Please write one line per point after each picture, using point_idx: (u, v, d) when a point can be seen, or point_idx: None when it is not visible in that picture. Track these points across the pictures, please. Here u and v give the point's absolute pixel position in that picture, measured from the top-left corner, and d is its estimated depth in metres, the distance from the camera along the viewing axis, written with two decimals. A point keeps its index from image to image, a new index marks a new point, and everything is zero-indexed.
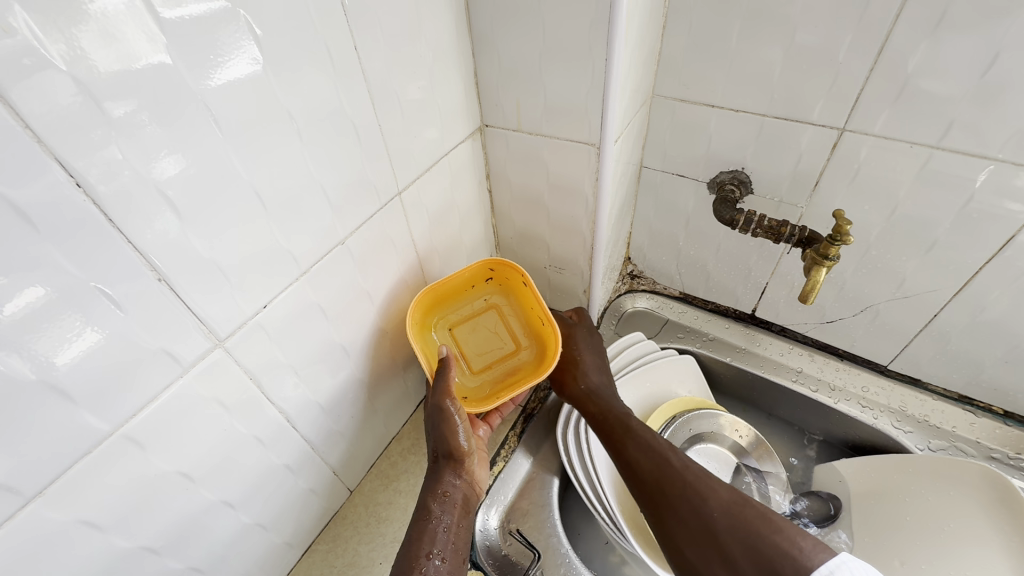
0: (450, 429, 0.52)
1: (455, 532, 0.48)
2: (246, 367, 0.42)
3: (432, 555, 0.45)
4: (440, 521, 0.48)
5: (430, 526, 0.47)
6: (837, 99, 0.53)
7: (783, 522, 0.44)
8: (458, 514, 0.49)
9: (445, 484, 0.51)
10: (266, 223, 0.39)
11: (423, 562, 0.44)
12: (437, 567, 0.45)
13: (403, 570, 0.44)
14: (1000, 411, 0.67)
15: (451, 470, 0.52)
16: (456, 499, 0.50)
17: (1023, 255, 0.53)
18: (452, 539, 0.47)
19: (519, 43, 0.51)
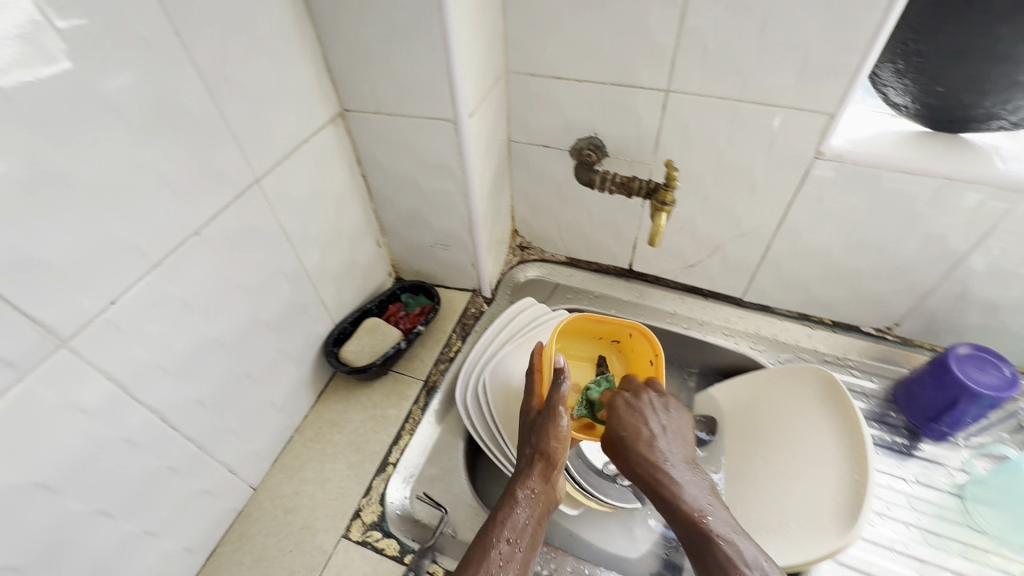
0: (552, 428, 0.55)
1: (536, 527, 0.51)
2: (101, 367, 0.41)
3: (509, 540, 0.49)
4: (520, 514, 0.51)
5: (512, 515, 0.51)
6: (657, 64, 0.60)
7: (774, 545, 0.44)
8: (539, 511, 0.52)
9: (532, 480, 0.54)
10: (101, 216, 0.39)
11: (500, 544, 0.48)
12: (511, 551, 0.48)
13: (478, 547, 0.48)
14: (829, 322, 0.79)
15: (541, 470, 0.54)
16: (540, 498, 0.53)
17: (818, 185, 0.63)
18: (531, 531, 0.50)
19: (364, 26, 0.53)
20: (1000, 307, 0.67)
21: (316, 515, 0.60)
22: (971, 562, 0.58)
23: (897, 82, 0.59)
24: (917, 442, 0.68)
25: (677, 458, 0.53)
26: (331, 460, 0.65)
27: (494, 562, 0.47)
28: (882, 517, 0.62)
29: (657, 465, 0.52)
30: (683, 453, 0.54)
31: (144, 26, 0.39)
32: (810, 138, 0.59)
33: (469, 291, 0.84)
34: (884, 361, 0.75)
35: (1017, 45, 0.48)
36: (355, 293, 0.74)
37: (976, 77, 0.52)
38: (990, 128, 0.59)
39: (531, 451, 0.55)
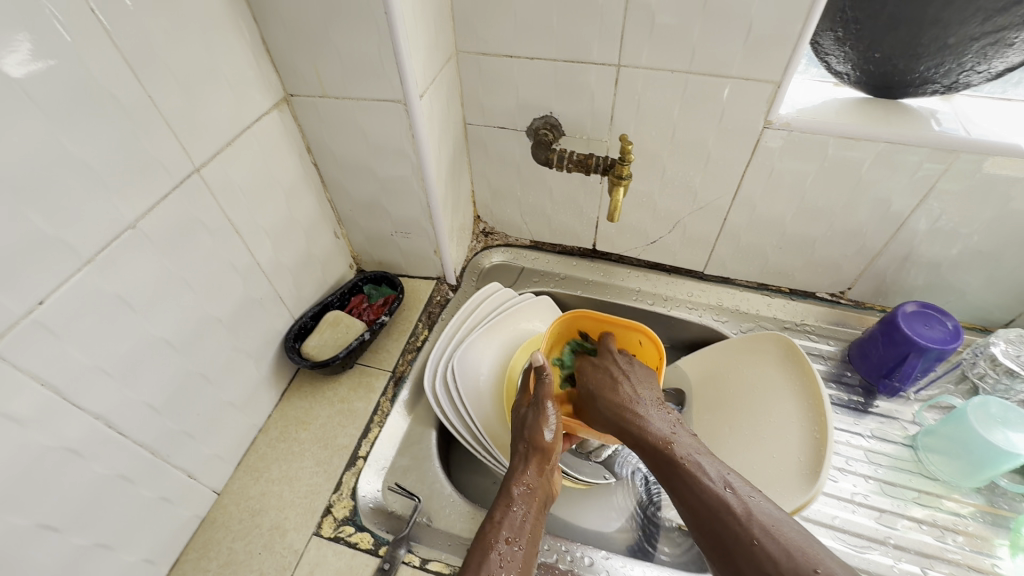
0: (540, 420, 0.57)
1: (534, 522, 0.52)
2: (31, 372, 0.38)
3: (509, 539, 0.49)
4: (517, 512, 0.52)
5: (510, 511, 0.51)
6: (606, 39, 0.60)
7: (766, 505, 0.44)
8: (534, 508, 0.53)
9: (526, 475, 0.54)
10: (20, 210, 0.36)
11: (499, 544, 0.48)
12: (512, 551, 0.48)
13: (479, 545, 0.49)
14: (786, 290, 0.82)
15: (535, 466, 0.55)
16: (534, 493, 0.54)
17: (769, 155, 0.64)
18: (529, 527, 0.51)
19: (302, 5, 0.51)
20: (942, 265, 0.70)
21: (285, 515, 0.59)
22: (924, 507, 0.61)
23: (838, 50, 0.60)
24: (872, 399, 0.71)
25: (646, 397, 0.58)
26: (298, 459, 0.63)
27: (496, 563, 0.47)
28: (843, 472, 0.64)
29: (630, 410, 0.57)
30: (654, 394, 0.59)
31: (55, 4, 0.36)
32: (758, 108, 0.61)
33: (433, 279, 0.82)
34: (839, 324, 0.78)
35: (945, 9, 0.50)
36: (314, 287, 0.72)
37: (910, 42, 0.54)
38: (925, 93, 0.61)
39: (524, 446, 0.56)
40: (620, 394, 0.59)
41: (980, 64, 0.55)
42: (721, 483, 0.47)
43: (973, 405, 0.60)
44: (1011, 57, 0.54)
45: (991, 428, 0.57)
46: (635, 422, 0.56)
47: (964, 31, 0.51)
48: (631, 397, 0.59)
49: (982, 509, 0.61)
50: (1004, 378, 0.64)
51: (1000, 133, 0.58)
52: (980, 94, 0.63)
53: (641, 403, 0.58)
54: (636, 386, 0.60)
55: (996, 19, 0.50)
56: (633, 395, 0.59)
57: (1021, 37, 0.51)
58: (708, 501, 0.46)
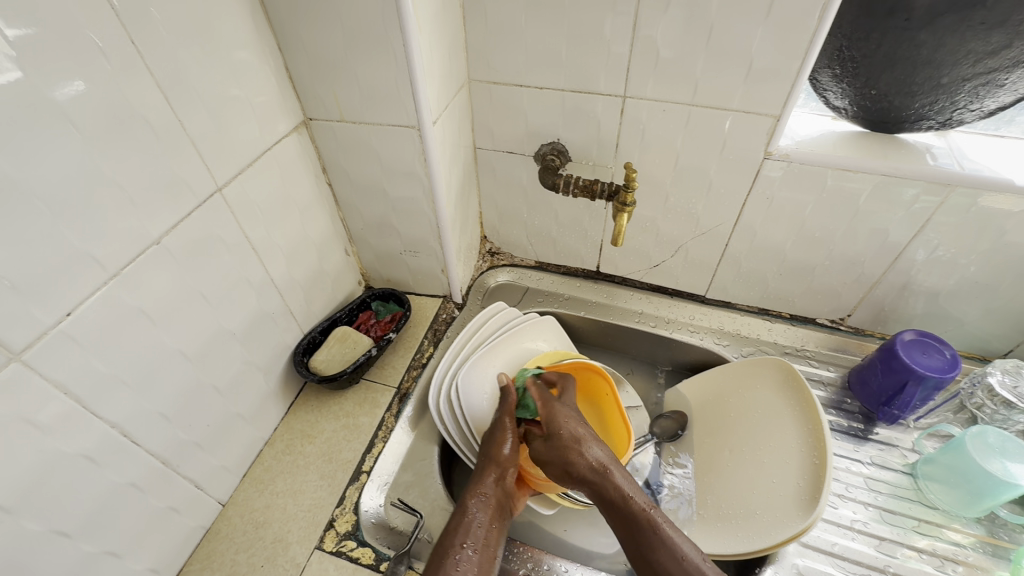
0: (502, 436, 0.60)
1: (489, 530, 0.54)
2: (57, 381, 0.40)
3: (466, 544, 0.51)
4: (473, 518, 0.54)
5: (467, 521, 0.53)
6: (613, 71, 0.62)
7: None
8: (490, 514, 0.55)
9: (483, 485, 0.56)
10: (58, 226, 0.38)
11: (457, 550, 0.51)
12: (469, 557, 0.50)
13: (439, 554, 0.51)
14: (786, 316, 0.83)
15: (493, 475, 0.57)
16: (490, 502, 0.55)
17: (769, 184, 0.66)
18: (484, 534, 0.53)
19: (325, 36, 0.54)
20: (940, 294, 0.71)
21: (288, 528, 0.59)
22: (924, 536, 0.61)
23: (835, 86, 0.63)
24: (872, 426, 0.71)
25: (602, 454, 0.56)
26: (302, 472, 0.64)
27: (451, 567, 0.49)
28: (842, 499, 0.65)
29: (601, 470, 0.54)
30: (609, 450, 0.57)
31: (96, 33, 0.38)
32: (759, 140, 0.63)
33: (440, 297, 0.84)
34: (839, 350, 0.79)
35: (938, 50, 0.53)
36: (324, 303, 0.74)
37: (904, 80, 0.57)
38: (920, 128, 0.63)
39: (486, 459, 0.59)
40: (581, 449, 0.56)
41: (973, 102, 0.57)
42: (696, 556, 0.48)
43: (970, 435, 0.60)
44: (1003, 97, 0.57)
45: (989, 458, 0.58)
46: (605, 480, 0.54)
47: (957, 72, 0.54)
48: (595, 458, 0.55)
49: (982, 539, 0.61)
50: (1002, 409, 0.64)
51: (992, 168, 0.59)
52: (973, 129, 0.65)
53: (603, 463, 0.55)
54: (592, 442, 0.57)
55: (987, 62, 0.52)
56: (596, 451, 0.56)
57: (1011, 78, 0.54)
58: (682, 572, 0.47)
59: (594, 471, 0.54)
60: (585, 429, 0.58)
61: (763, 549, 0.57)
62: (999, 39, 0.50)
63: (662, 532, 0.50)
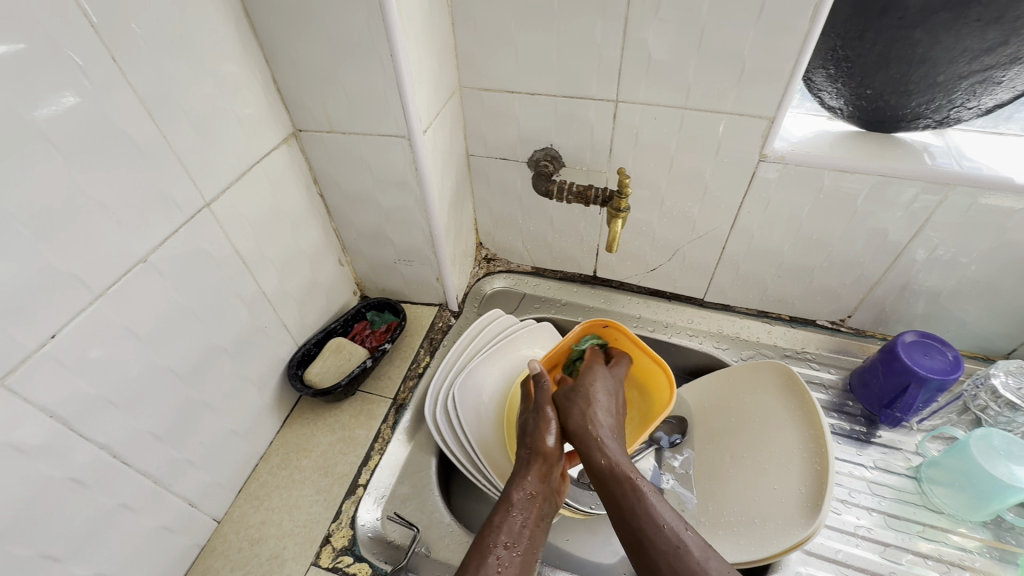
0: (545, 428, 0.58)
1: (534, 530, 0.51)
2: (41, 404, 0.39)
3: (507, 543, 0.48)
4: (516, 518, 0.51)
5: (508, 517, 0.51)
6: (604, 76, 0.62)
7: (696, 543, 0.44)
8: (536, 514, 0.52)
9: (528, 481, 0.54)
10: (39, 246, 0.38)
11: (497, 549, 0.48)
12: (509, 556, 0.48)
13: (477, 548, 0.48)
14: (786, 318, 0.82)
15: (539, 472, 0.55)
16: (536, 499, 0.53)
17: (764, 186, 0.66)
18: (529, 535, 0.50)
19: (312, 48, 0.54)
20: (941, 294, 0.70)
21: (284, 545, 0.59)
22: (929, 541, 0.60)
23: (830, 86, 0.62)
24: (874, 429, 0.70)
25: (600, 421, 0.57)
26: (298, 487, 0.63)
27: (493, 567, 0.46)
28: (845, 504, 0.64)
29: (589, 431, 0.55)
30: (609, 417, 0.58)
31: (76, 52, 0.38)
32: (753, 142, 0.62)
33: (435, 305, 0.83)
34: (841, 352, 0.78)
35: (933, 49, 0.52)
36: (318, 314, 0.73)
37: (900, 79, 0.56)
38: (917, 127, 0.63)
39: (529, 452, 0.57)
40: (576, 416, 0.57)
41: (970, 100, 0.57)
42: (677, 521, 0.46)
43: (975, 437, 0.59)
44: (1000, 94, 0.56)
45: (994, 461, 0.57)
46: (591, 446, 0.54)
47: (953, 70, 0.53)
48: (594, 422, 0.57)
49: (989, 544, 0.60)
50: (1006, 411, 0.63)
51: (992, 166, 0.59)
52: (972, 127, 0.64)
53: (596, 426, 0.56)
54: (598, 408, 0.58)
55: (983, 59, 0.51)
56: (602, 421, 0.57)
57: (1009, 75, 0.53)
58: (663, 537, 0.45)
59: (590, 435, 0.55)
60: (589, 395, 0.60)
61: (766, 558, 0.56)
62: (995, 36, 0.49)
63: (645, 499, 0.48)
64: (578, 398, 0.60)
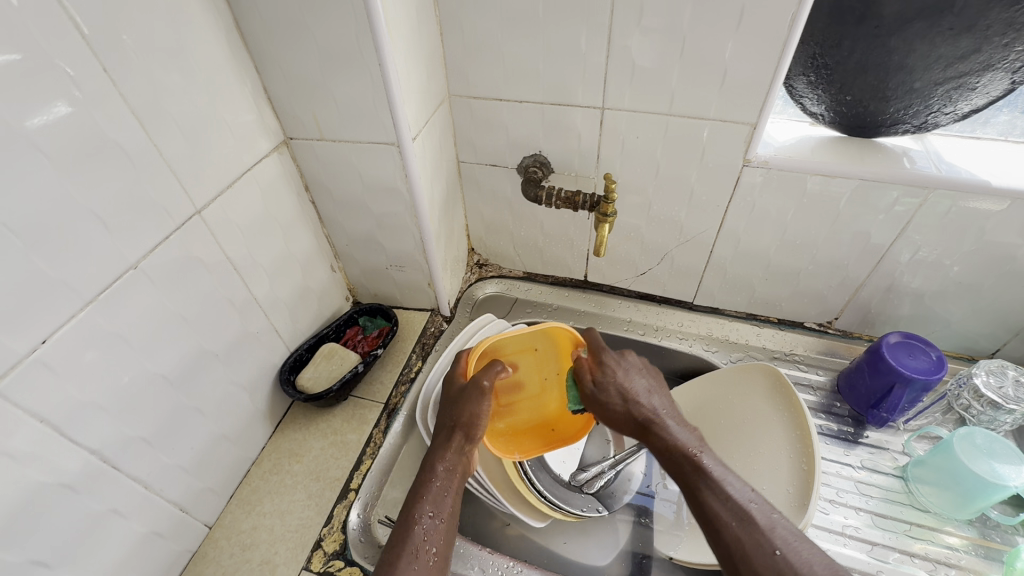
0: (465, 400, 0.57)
1: (453, 496, 0.52)
2: (31, 410, 0.40)
3: (426, 514, 0.50)
4: (435, 487, 0.52)
5: (430, 488, 0.52)
6: (590, 84, 0.63)
7: (776, 521, 0.43)
8: (457, 482, 0.53)
9: (449, 454, 0.54)
10: (28, 254, 0.38)
11: (423, 519, 0.49)
12: (434, 525, 0.49)
13: (400, 524, 0.49)
14: (774, 320, 0.83)
15: (457, 442, 0.55)
16: (457, 471, 0.54)
17: (750, 190, 0.67)
18: (448, 501, 0.51)
19: (300, 57, 0.55)
20: (925, 296, 0.71)
21: (275, 549, 0.59)
22: (917, 540, 0.61)
23: (811, 92, 0.63)
24: (862, 429, 0.71)
25: (659, 406, 0.57)
26: (289, 491, 0.64)
27: (415, 538, 0.48)
28: (833, 504, 0.64)
29: (641, 405, 0.56)
30: (663, 398, 0.58)
31: (68, 63, 0.39)
32: (737, 147, 0.63)
33: (427, 311, 0.84)
34: (829, 353, 0.79)
35: (909, 56, 0.53)
36: (310, 320, 0.74)
37: (878, 85, 0.57)
38: (897, 132, 0.64)
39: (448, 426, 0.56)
40: (630, 393, 0.57)
41: (947, 106, 0.58)
42: (744, 493, 0.46)
43: (959, 436, 0.60)
44: (976, 99, 0.57)
45: (976, 459, 0.58)
46: (653, 420, 0.55)
47: (928, 77, 0.54)
48: (640, 400, 0.57)
49: (975, 542, 0.61)
50: (989, 410, 0.64)
51: (970, 169, 0.60)
52: (950, 132, 0.65)
53: (652, 406, 0.56)
54: (639, 380, 0.59)
55: (957, 66, 0.53)
56: (652, 403, 0.57)
57: (983, 82, 0.54)
58: (732, 516, 0.44)
59: (641, 408, 0.56)
60: (635, 374, 0.59)
61: None
62: (967, 44, 0.51)
63: (711, 475, 0.47)
64: (610, 371, 0.58)
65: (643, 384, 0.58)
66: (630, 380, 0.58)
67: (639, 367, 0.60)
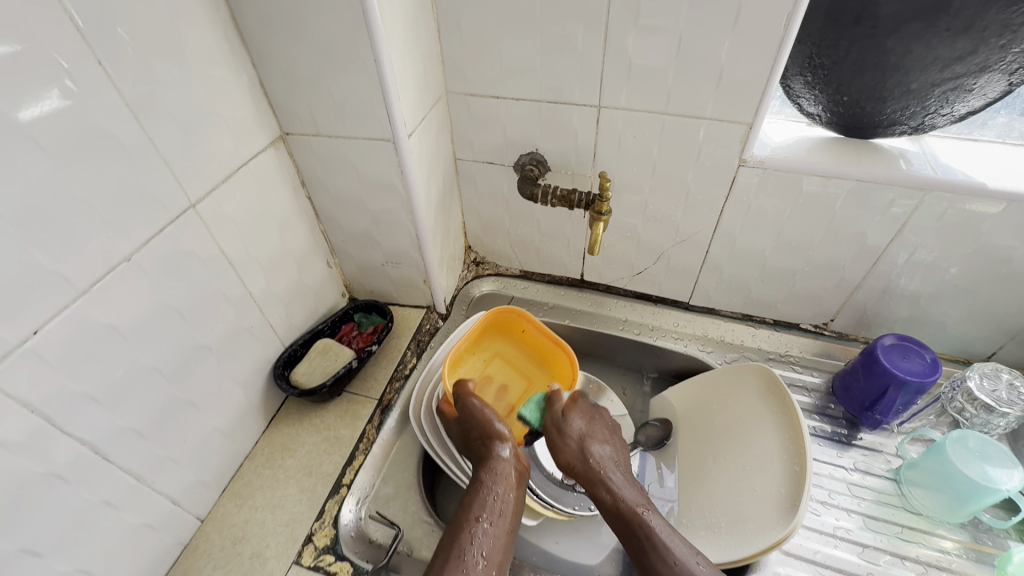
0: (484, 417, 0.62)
1: (504, 500, 0.55)
2: (23, 401, 0.40)
3: (481, 517, 0.53)
4: (490, 491, 0.56)
5: (482, 492, 0.56)
6: (586, 82, 0.63)
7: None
8: (506, 487, 0.57)
9: (496, 461, 0.58)
10: (19, 244, 0.38)
11: (470, 523, 0.52)
12: (481, 528, 0.52)
13: (454, 526, 0.53)
14: (770, 321, 0.83)
15: (497, 449, 0.59)
16: (504, 476, 0.57)
17: (745, 190, 0.67)
18: (501, 506, 0.55)
19: (297, 53, 0.55)
20: (922, 298, 0.71)
21: (266, 543, 0.59)
22: (909, 543, 0.61)
23: (808, 93, 0.63)
24: (855, 431, 0.71)
25: (617, 473, 0.61)
26: (282, 486, 0.64)
27: (466, 541, 0.51)
28: (825, 506, 0.64)
29: (594, 460, 0.62)
30: (614, 450, 0.64)
31: (62, 55, 0.39)
32: (733, 147, 0.63)
33: (423, 308, 0.84)
34: (824, 355, 0.79)
35: (906, 57, 0.53)
36: (306, 316, 0.74)
37: (875, 86, 0.57)
38: (894, 134, 0.64)
39: (481, 438, 0.60)
40: (587, 442, 0.64)
41: (944, 108, 0.58)
42: (689, 557, 0.51)
43: (951, 439, 0.60)
44: (972, 101, 0.57)
45: (968, 461, 0.58)
46: (602, 474, 0.61)
47: (925, 78, 0.54)
48: (597, 454, 0.63)
49: (966, 545, 0.61)
50: (982, 413, 0.64)
51: (967, 170, 0.60)
52: (947, 133, 0.65)
53: (605, 457, 0.63)
54: (598, 442, 0.65)
55: (954, 67, 0.53)
56: (610, 472, 0.61)
57: (980, 83, 0.54)
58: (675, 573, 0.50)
59: (598, 467, 0.62)
60: (602, 429, 0.67)
61: (745, 557, 0.57)
62: (965, 46, 0.51)
63: (656, 538, 0.53)
64: (565, 436, 0.66)
65: (605, 450, 0.64)
66: (585, 428, 0.66)
67: (604, 434, 0.66)
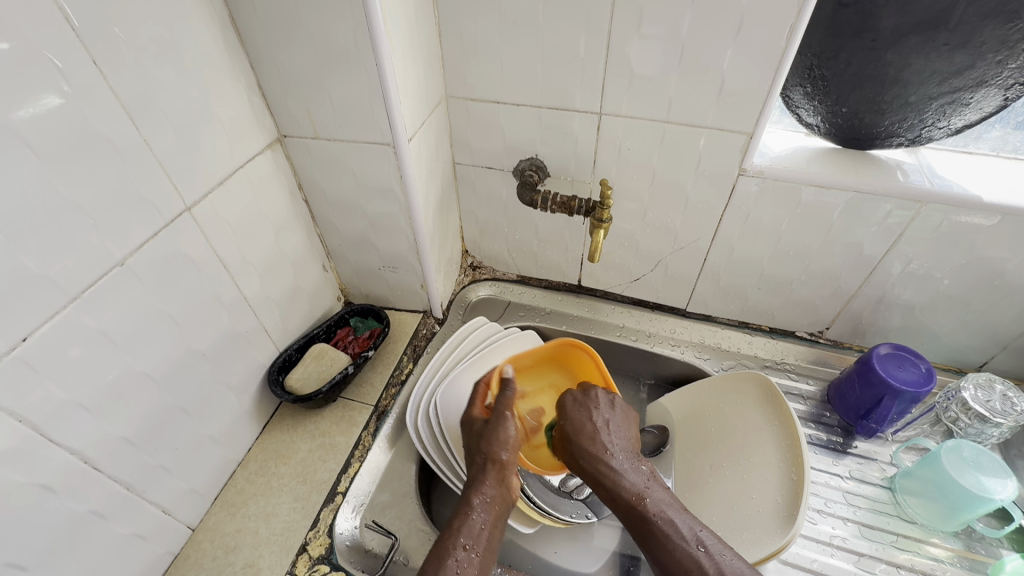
0: (499, 434, 0.56)
1: (491, 530, 0.50)
2: (10, 411, 0.39)
3: (467, 546, 0.47)
4: (475, 520, 0.50)
5: (469, 521, 0.50)
6: (587, 89, 0.63)
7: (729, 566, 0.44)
8: (494, 515, 0.51)
9: (485, 486, 0.53)
10: (8, 249, 0.37)
11: (457, 552, 0.47)
12: (469, 558, 0.47)
13: (436, 556, 0.47)
14: (766, 329, 0.83)
15: (494, 475, 0.54)
16: (493, 503, 0.52)
17: (744, 199, 0.67)
18: (487, 535, 0.49)
19: (297, 56, 0.54)
20: (916, 308, 0.72)
21: (259, 553, 0.58)
22: (903, 551, 0.61)
23: (808, 103, 0.63)
24: (850, 439, 0.71)
25: (619, 448, 0.55)
26: (276, 495, 0.63)
27: (452, 569, 0.45)
28: (821, 514, 0.64)
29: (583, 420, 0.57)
30: (615, 427, 0.57)
31: (56, 55, 0.38)
32: (733, 156, 0.63)
33: (419, 313, 0.84)
34: (819, 363, 0.79)
35: (904, 71, 0.54)
36: (300, 320, 0.73)
37: (873, 99, 0.57)
38: (891, 145, 0.64)
39: (482, 459, 0.55)
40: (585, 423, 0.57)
41: (940, 120, 0.58)
42: (692, 539, 0.47)
43: (946, 448, 0.60)
44: (969, 115, 0.58)
45: (964, 472, 0.58)
46: (598, 450, 0.54)
47: (924, 91, 0.55)
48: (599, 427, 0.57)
49: (960, 554, 0.61)
50: (976, 423, 0.65)
51: (963, 183, 0.61)
52: (943, 146, 0.66)
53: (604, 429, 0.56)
54: (599, 410, 0.59)
55: (952, 81, 0.53)
56: (603, 434, 0.56)
57: (976, 98, 0.55)
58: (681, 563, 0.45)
59: (597, 444, 0.55)
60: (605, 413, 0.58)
61: None
62: (962, 60, 0.51)
63: (660, 520, 0.48)
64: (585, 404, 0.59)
65: (598, 419, 0.58)
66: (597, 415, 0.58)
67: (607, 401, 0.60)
